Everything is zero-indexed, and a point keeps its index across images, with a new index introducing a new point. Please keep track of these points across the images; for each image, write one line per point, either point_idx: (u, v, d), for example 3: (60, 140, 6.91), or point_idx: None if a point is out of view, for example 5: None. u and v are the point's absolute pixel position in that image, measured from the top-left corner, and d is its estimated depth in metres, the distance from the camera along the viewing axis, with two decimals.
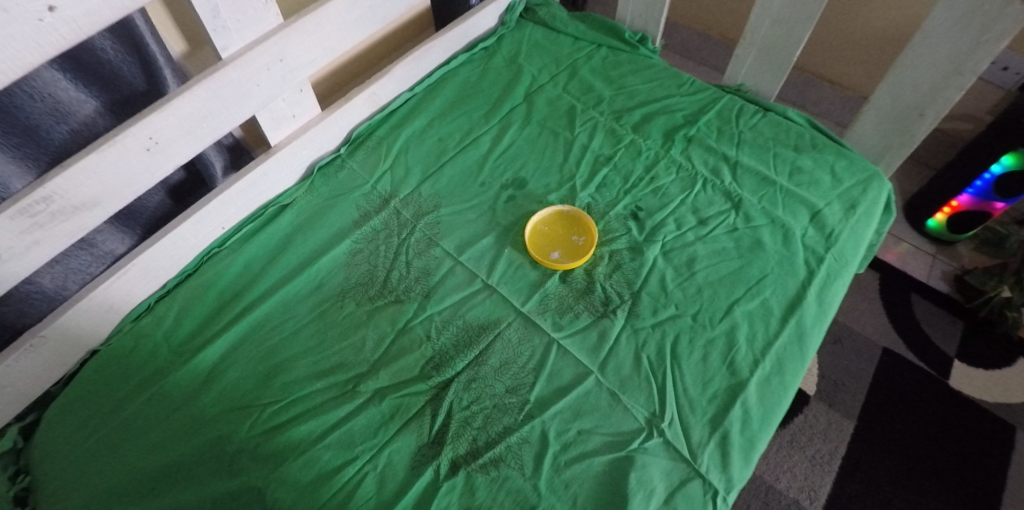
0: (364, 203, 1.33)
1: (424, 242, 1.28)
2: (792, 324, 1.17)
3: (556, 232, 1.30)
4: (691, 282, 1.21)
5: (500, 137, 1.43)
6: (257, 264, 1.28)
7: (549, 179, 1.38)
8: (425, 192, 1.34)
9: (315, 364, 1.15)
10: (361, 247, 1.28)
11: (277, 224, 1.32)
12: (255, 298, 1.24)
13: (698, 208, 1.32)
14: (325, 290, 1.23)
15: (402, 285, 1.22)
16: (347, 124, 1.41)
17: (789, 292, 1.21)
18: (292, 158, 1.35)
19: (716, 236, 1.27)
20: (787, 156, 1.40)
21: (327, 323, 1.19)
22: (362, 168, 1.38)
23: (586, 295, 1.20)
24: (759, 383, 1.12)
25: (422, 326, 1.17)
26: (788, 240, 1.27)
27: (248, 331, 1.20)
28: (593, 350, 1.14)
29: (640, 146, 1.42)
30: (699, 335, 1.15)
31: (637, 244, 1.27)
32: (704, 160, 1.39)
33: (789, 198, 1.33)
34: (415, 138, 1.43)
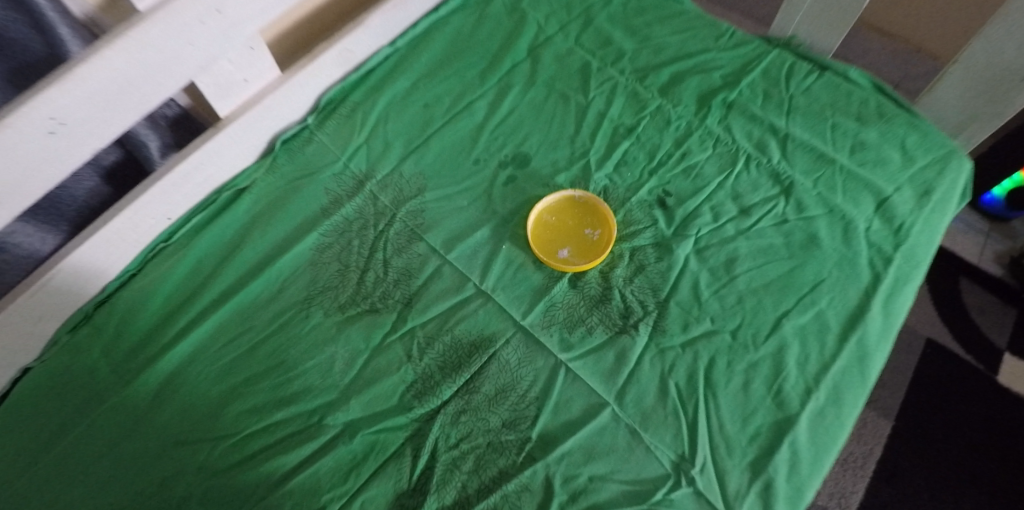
0: (333, 185, 1.11)
1: (405, 236, 1.05)
2: (852, 344, 0.96)
3: (566, 224, 1.07)
4: (730, 289, 0.99)
5: (498, 102, 1.19)
6: (209, 262, 1.08)
7: (558, 155, 1.14)
8: (407, 172, 1.11)
9: (274, 389, 0.96)
10: (330, 242, 1.06)
11: (232, 213, 1.11)
12: (206, 305, 1.03)
13: (740, 194, 1.09)
14: (287, 296, 1.03)
15: (379, 290, 1.01)
16: (314, 88, 1.18)
17: (850, 303, 1.00)
18: (247, 131, 1.12)
19: (762, 230, 1.05)
20: (848, 128, 1.15)
21: (290, 338, 0.99)
22: (333, 142, 1.15)
23: (602, 304, 0.99)
24: (811, 418, 0.92)
25: (401, 343, 0.97)
26: (849, 236, 1.05)
27: (197, 347, 1.00)
28: (609, 376, 0.93)
29: (668, 115, 1.18)
30: (739, 357, 0.95)
31: (664, 239, 1.04)
32: (747, 132, 1.16)
33: (850, 182, 1.10)
34: (395, 104, 1.18)
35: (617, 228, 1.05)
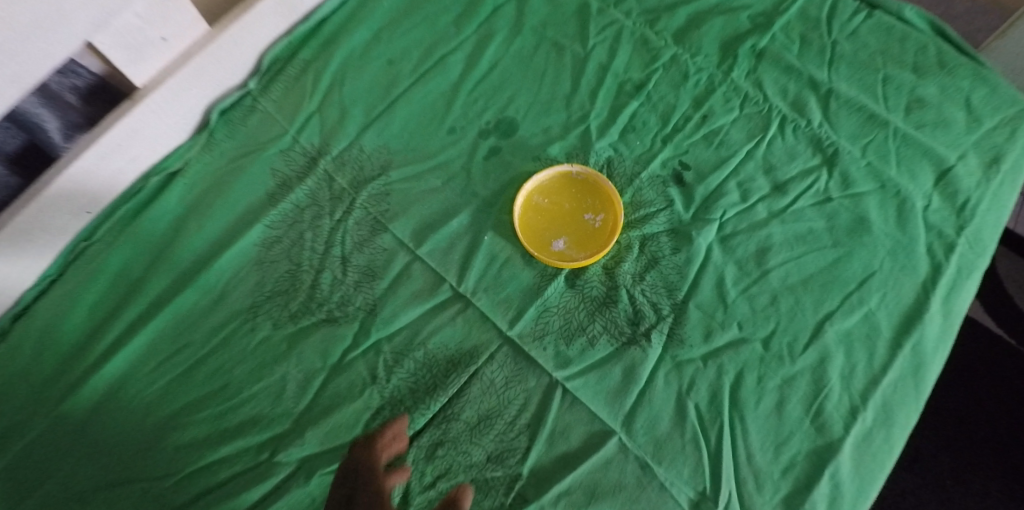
0: (280, 164, 0.93)
1: (367, 226, 0.87)
2: (907, 352, 0.80)
3: (561, 208, 0.88)
4: (762, 286, 0.82)
5: (477, 55, 0.98)
6: (139, 263, 0.90)
7: (551, 119, 0.94)
8: (368, 146, 0.92)
9: (217, 420, 0.80)
10: (277, 237, 0.89)
11: (163, 202, 0.93)
12: (136, 317, 0.87)
13: (772, 166, 0.91)
14: (230, 303, 0.86)
15: (337, 295, 0.84)
16: (254, 46, 0.98)
17: (905, 300, 0.83)
18: (173, 102, 0.93)
19: (800, 211, 0.87)
20: (903, 81, 0.96)
21: (234, 357, 0.83)
22: (280, 112, 0.96)
23: (606, 309, 0.82)
24: (857, 443, 0.77)
25: (364, 360, 0.81)
26: (903, 217, 0.87)
27: (129, 369, 0.84)
28: (615, 398, 0.78)
29: (685, 67, 0.98)
30: (772, 372, 0.79)
31: (681, 225, 0.86)
32: (781, 88, 0.96)
33: (905, 148, 0.91)
34: (353, 61, 0.98)
35: (625, 214, 0.86)
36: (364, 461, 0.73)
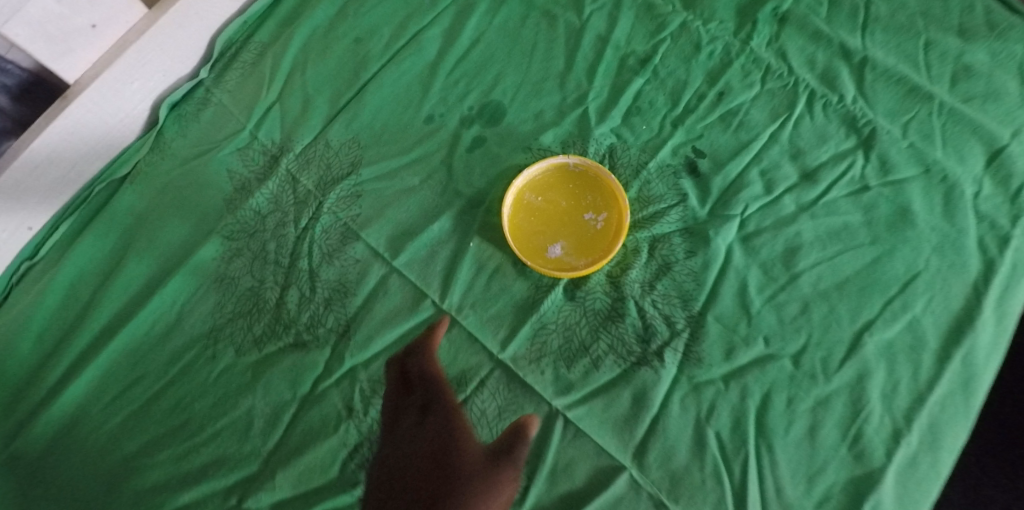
0: (238, 165, 0.82)
1: (337, 235, 0.77)
2: (956, 365, 0.69)
3: (558, 207, 0.77)
4: (791, 293, 0.72)
5: (457, 29, 0.85)
6: (87, 284, 0.80)
7: (544, 102, 0.82)
8: (335, 141, 0.81)
9: (179, 461, 0.71)
10: (237, 249, 0.78)
11: (111, 212, 0.83)
12: (86, 347, 0.77)
13: (800, 150, 0.79)
14: (188, 327, 0.77)
15: (306, 315, 0.74)
16: (202, 30, 0.87)
17: (955, 303, 0.72)
18: (113, 98, 0.83)
19: (832, 203, 0.76)
20: (947, 46, 0.83)
21: (193, 389, 0.74)
22: (235, 104, 0.85)
23: (612, 325, 0.71)
24: (902, 473, 0.66)
25: (339, 390, 0.71)
26: (951, 206, 0.76)
27: (78, 408, 0.75)
28: (624, 428, 0.68)
29: (696, 36, 0.85)
30: (804, 392, 0.69)
31: (696, 224, 0.75)
32: (808, 57, 0.84)
33: (952, 125, 0.79)
34: (315, 42, 0.86)
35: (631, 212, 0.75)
36: (426, 368, 0.59)
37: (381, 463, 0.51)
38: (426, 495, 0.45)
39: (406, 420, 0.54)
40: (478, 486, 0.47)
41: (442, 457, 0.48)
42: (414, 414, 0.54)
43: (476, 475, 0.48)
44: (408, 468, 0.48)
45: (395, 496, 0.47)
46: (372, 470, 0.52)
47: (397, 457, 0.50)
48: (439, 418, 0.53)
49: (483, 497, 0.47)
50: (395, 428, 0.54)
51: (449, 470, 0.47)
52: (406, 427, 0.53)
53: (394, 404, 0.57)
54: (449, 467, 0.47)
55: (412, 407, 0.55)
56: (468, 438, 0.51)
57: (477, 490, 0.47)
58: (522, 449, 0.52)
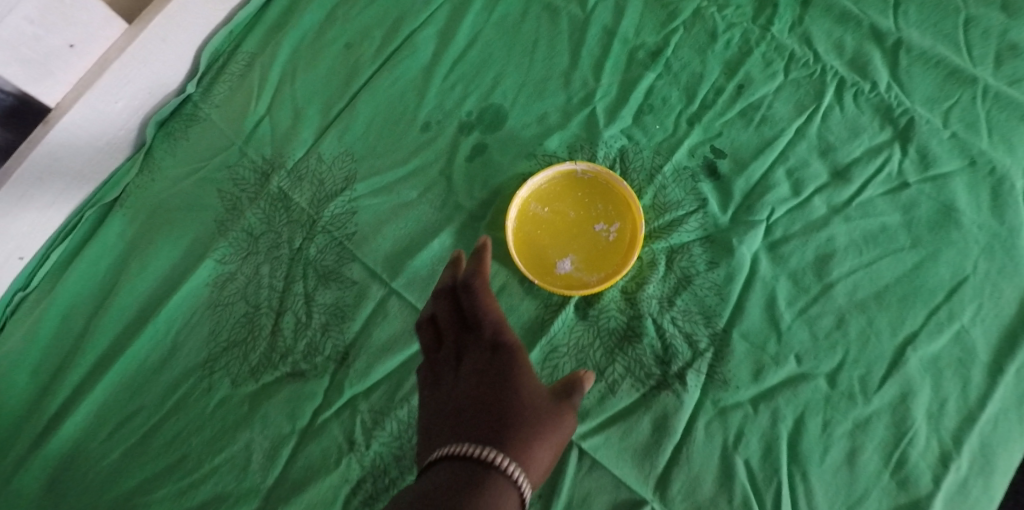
0: (228, 184, 0.78)
1: (333, 254, 0.72)
2: (1010, 379, 0.63)
3: (566, 219, 0.71)
4: (825, 305, 0.66)
5: (452, 28, 0.80)
6: (81, 315, 0.77)
7: (548, 103, 0.76)
8: (327, 154, 0.77)
9: (177, 500, 0.67)
10: (229, 273, 0.75)
11: (101, 237, 0.79)
12: (80, 382, 0.74)
13: (830, 145, 0.72)
14: (183, 358, 0.73)
15: (302, 343, 0.70)
16: (187, 43, 0.83)
17: (1007, 310, 0.65)
18: (97, 119, 0.78)
19: (868, 203, 0.70)
20: (989, 23, 0.76)
21: (189, 424, 0.70)
22: (224, 119, 0.81)
23: (628, 345, 0.66)
24: (952, 501, 0.60)
25: (339, 422, 0.67)
26: (1000, 202, 0.69)
27: (72, 447, 0.71)
28: (645, 457, 0.63)
29: (712, 23, 0.78)
30: (841, 414, 0.63)
31: (717, 232, 0.69)
32: (836, 41, 0.77)
33: (997, 112, 0.72)
34: (304, 49, 0.82)
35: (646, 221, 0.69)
36: (479, 310, 0.60)
37: (446, 373, 0.56)
38: (499, 415, 0.49)
39: (468, 357, 0.57)
40: (542, 424, 0.51)
41: (508, 392, 0.52)
42: (474, 349, 0.57)
43: (541, 407, 0.52)
44: (475, 395, 0.52)
45: (465, 415, 0.50)
46: (428, 378, 0.58)
47: (465, 381, 0.54)
48: (503, 359, 0.55)
49: (546, 430, 0.51)
50: (466, 367, 0.56)
51: (513, 405, 0.51)
52: (478, 367, 0.55)
53: (454, 337, 0.60)
54: (514, 396, 0.51)
55: (470, 345, 0.58)
56: (532, 376, 0.55)
57: (543, 414, 0.51)
58: (575, 402, 0.56)
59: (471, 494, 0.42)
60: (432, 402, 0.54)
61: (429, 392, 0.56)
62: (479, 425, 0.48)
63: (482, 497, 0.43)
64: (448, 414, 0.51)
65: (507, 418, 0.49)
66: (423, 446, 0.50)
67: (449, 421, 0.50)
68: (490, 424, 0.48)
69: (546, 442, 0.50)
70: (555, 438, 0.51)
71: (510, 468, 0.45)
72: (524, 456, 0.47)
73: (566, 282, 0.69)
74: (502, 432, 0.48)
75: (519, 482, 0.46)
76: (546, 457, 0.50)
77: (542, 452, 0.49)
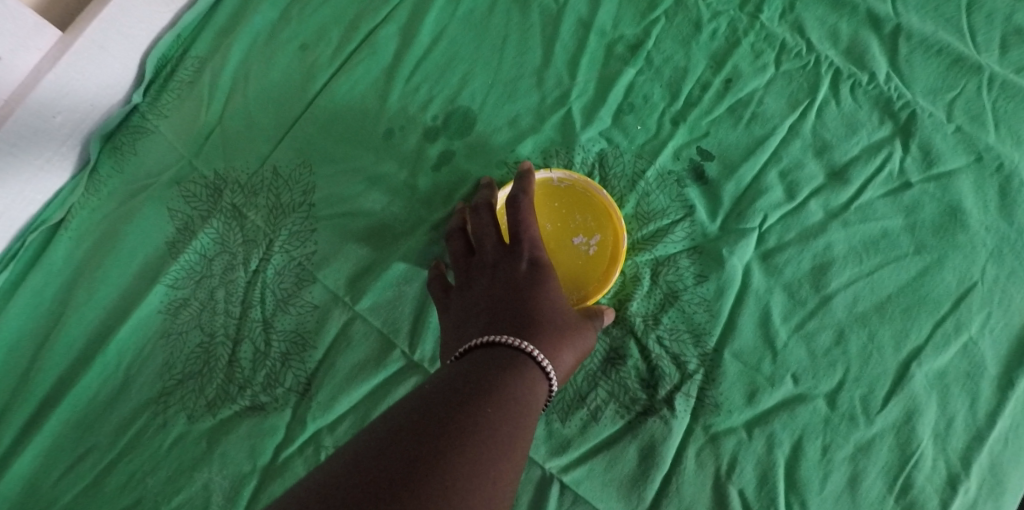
0: (178, 202, 0.73)
1: (291, 276, 0.68)
2: (1020, 393, 0.59)
3: (543, 232, 0.66)
4: (824, 319, 0.61)
5: (414, 25, 0.75)
6: (27, 347, 0.71)
7: (520, 105, 0.71)
8: (283, 167, 0.72)
9: None
10: (183, 298, 0.70)
11: (47, 263, 0.74)
12: (28, 420, 0.68)
13: (826, 143, 0.67)
14: (136, 391, 0.68)
15: (262, 375, 0.66)
16: (130, 50, 0.77)
17: (1018, 319, 0.61)
18: (34, 135, 0.72)
19: (867, 205, 0.64)
20: (994, 5, 0.70)
21: (144, 463, 0.66)
22: (174, 130, 0.76)
23: (612, 369, 0.62)
24: None
25: (303, 458, 0.63)
26: (1009, 201, 0.64)
27: (22, 491, 0.66)
28: (631, 491, 0.58)
29: (695, 12, 0.73)
30: (842, 438, 0.58)
31: (705, 241, 0.64)
32: (830, 28, 0.71)
33: (1005, 103, 0.67)
34: (257, 52, 0.77)
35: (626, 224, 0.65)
36: (518, 223, 0.58)
37: (477, 276, 0.57)
38: (532, 317, 0.50)
39: (502, 265, 0.56)
40: (567, 332, 0.52)
41: (541, 302, 0.52)
42: (508, 257, 0.56)
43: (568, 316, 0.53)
44: (508, 295, 0.53)
45: (498, 317, 0.51)
46: (458, 283, 0.58)
47: (498, 282, 0.55)
48: (536, 272, 0.55)
49: (573, 336, 0.52)
50: (499, 275, 0.55)
51: (543, 312, 0.52)
52: (512, 275, 0.55)
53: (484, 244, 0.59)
54: (546, 300, 0.53)
55: (504, 253, 0.57)
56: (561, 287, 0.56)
57: (570, 321, 0.53)
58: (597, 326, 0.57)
59: (509, 376, 0.45)
60: (463, 303, 0.55)
61: (459, 293, 0.57)
62: (511, 321, 0.50)
63: (520, 380, 0.45)
64: (481, 310, 0.52)
65: (539, 318, 0.51)
66: (456, 337, 0.52)
67: (482, 317, 0.52)
68: (522, 323, 0.50)
69: (571, 347, 0.52)
70: (579, 345, 0.53)
71: (541, 361, 0.47)
72: (552, 357, 0.49)
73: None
74: (535, 330, 0.49)
75: (548, 375, 0.48)
76: (570, 361, 0.52)
77: (565, 357, 0.51)
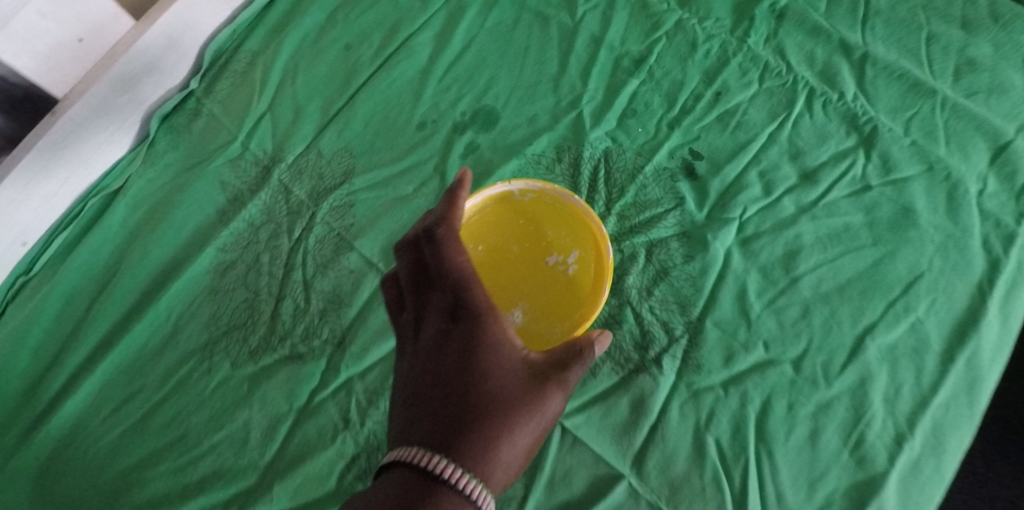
0: (230, 177, 0.83)
1: (330, 245, 0.78)
2: (960, 367, 0.68)
3: (516, 253, 0.71)
4: (792, 297, 0.71)
5: (448, 34, 0.86)
6: (82, 298, 0.80)
7: (537, 106, 0.81)
8: (327, 150, 0.82)
9: (178, 474, 0.71)
10: (230, 261, 0.79)
11: (104, 225, 0.83)
12: (84, 360, 0.77)
13: (800, 149, 0.78)
14: (183, 341, 0.77)
15: (300, 327, 0.75)
16: (191, 40, 0.88)
17: (959, 304, 0.70)
18: (104, 110, 0.82)
19: (834, 202, 0.75)
20: (950, 39, 0.82)
21: (190, 402, 0.74)
22: (227, 113, 0.86)
23: (609, 332, 0.71)
24: (906, 480, 0.65)
25: (335, 401, 0.72)
26: (954, 205, 0.74)
27: (79, 421, 0.75)
28: (623, 434, 0.68)
29: (692, 34, 0.84)
30: (805, 397, 0.68)
31: (693, 229, 0.74)
32: (807, 53, 0.83)
33: (956, 122, 0.78)
34: (306, 49, 0.88)
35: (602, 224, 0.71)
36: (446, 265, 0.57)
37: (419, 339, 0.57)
38: (469, 415, 0.51)
39: (443, 331, 0.56)
40: (512, 418, 0.52)
41: (480, 389, 0.52)
42: (450, 323, 0.56)
43: (514, 399, 0.52)
44: (446, 379, 0.53)
45: (433, 411, 0.52)
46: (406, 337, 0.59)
47: (437, 357, 0.55)
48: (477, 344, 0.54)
49: (521, 418, 0.52)
50: (441, 345, 0.55)
51: (482, 403, 0.52)
52: (452, 347, 0.54)
53: (424, 296, 0.59)
54: (486, 384, 0.52)
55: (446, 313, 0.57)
56: (511, 357, 0.55)
57: (517, 402, 0.52)
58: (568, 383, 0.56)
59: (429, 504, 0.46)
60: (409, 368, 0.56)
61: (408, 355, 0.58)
62: (446, 421, 0.51)
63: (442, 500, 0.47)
64: (417, 393, 0.54)
65: (477, 413, 0.51)
66: (400, 417, 0.54)
67: (421, 404, 0.53)
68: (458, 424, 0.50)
69: (517, 433, 0.52)
70: (531, 426, 0.53)
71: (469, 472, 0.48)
72: (490, 455, 0.50)
73: (530, 337, 0.68)
74: (470, 432, 0.50)
75: (476, 490, 0.48)
76: (518, 445, 0.52)
77: (510, 445, 0.51)
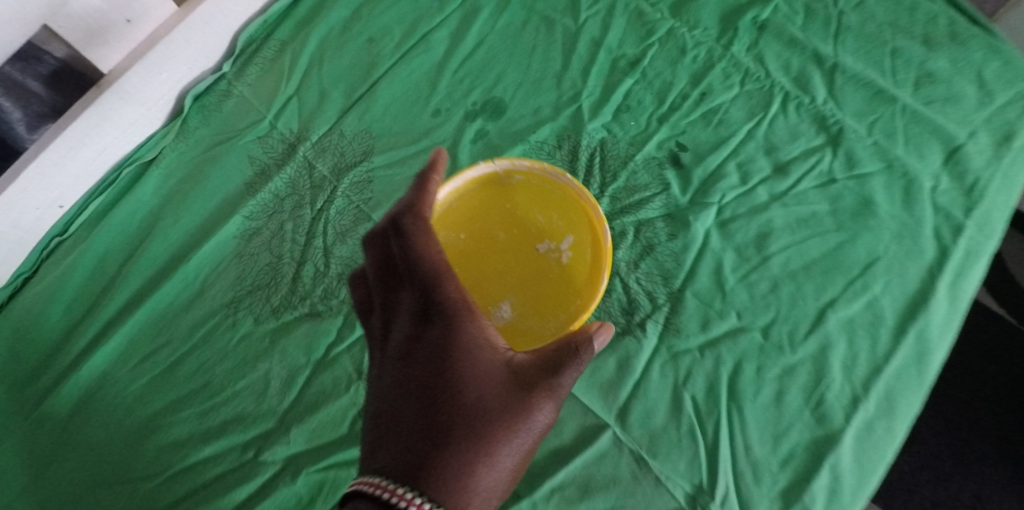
0: (258, 152, 0.91)
1: (350, 215, 0.86)
2: (910, 339, 0.75)
3: (504, 239, 0.79)
4: (762, 273, 0.80)
5: (462, 32, 0.95)
6: (114, 259, 0.88)
7: (542, 99, 0.90)
8: (349, 131, 0.90)
9: (201, 418, 0.78)
10: (256, 228, 0.87)
11: (137, 193, 0.91)
12: (113, 315, 0.84)
13: (774, 145, 0.87)
14: (209, 299, 0.84)
15: (320, 289, 0.83)
16: (225, 27, 0.96)
17: (912, 285, 0.78)
18: (144, 87, 0.91)
19: (803, 192, 0.84)
20: (912, 54, 0.91)
21: (214, 354, 0.81)
22: (256, 95, 0.94)
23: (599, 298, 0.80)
24: (860, 437, 0.72)
25: (349, 355, 0.79)
26: (910, 198, 0.82)
27: (110, 368, 0.82)
28: (609, 390, 0.76)
29: (682, 41, 0.93)
30: (772, 361, 0.76)
31: (677, 212, 0.83)
32: (784, 62, 0.92)
33: (914, 126, 0.86)
34: (331, 41, 0.96)
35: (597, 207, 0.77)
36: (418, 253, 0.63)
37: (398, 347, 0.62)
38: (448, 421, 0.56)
39: (421, 338, 0.61)
40: (491, 424, 0.56)
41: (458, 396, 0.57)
42: (426, 331, 0.61)
43: (491, 401, 0.57)
44: (424, 386, 0.58)
45: (414, 419, 0.57)
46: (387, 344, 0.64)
47: (416, 365, 0.60)
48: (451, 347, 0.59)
49: (501, 424, 0.57)
50: (419, 352, 0.60)
51: (461, 409, 0.56)
52: (426, 352, 0.60)
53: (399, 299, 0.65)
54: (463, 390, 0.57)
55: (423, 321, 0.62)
56: (486, 362, 0.59)
57: (494, 407, 0.57)
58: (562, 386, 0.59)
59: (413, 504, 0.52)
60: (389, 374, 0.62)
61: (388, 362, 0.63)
62: (427, 427, 0.56)
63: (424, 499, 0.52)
64: (398, 399, 0.59)
65: (456, 419, 0.56)
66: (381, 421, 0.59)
67: (402, 410, 0.58)
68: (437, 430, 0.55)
69: (497, 437, 0.56)
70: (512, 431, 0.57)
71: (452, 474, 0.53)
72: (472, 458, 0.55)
73: (524, 327, 0.75)
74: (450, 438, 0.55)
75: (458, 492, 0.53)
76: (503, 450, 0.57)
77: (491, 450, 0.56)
